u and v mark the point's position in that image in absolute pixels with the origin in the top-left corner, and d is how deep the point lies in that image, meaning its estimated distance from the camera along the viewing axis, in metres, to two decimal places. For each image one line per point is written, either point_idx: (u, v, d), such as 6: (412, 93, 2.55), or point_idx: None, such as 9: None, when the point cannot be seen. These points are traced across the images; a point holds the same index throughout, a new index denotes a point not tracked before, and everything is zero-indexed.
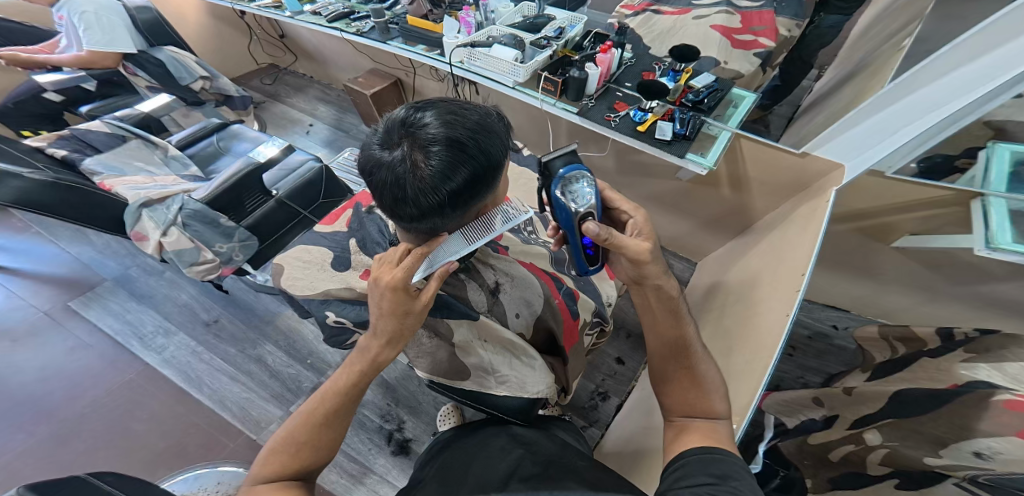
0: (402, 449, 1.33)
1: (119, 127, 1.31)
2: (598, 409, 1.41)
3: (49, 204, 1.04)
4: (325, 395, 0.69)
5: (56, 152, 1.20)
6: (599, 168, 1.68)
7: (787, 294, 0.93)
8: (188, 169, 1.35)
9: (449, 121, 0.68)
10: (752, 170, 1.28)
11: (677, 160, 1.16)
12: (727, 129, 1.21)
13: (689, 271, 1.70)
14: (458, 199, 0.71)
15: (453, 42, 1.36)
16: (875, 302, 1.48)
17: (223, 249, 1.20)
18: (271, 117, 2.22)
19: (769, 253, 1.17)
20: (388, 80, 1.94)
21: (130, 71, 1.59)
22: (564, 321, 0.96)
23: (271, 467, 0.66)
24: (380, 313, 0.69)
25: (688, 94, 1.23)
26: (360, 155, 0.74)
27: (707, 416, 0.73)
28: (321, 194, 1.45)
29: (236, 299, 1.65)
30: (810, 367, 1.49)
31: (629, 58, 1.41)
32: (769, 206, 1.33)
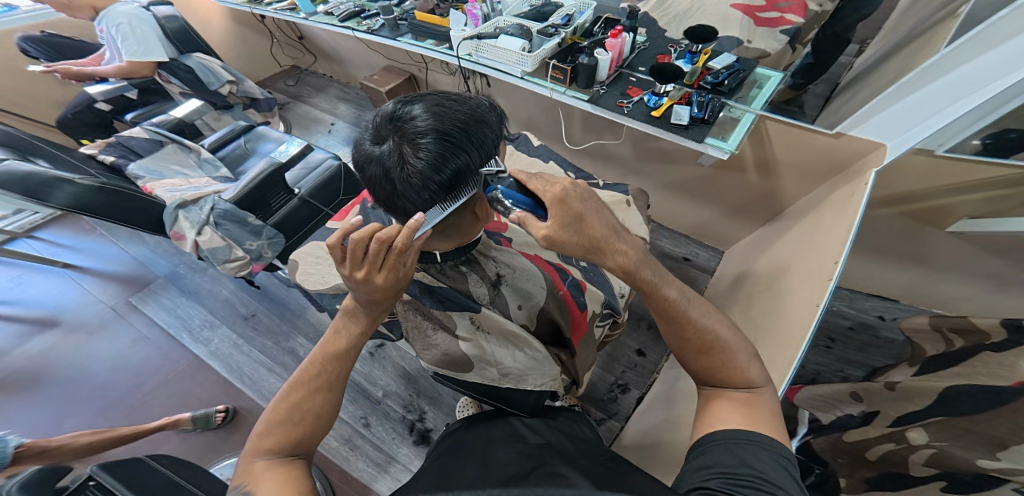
0: (423, 438, 1.37)
1: (157, 132, 1.40)
2: (618, 401, 1.39)
3: (98, 207, 1.12)
4: (322, 364, 0.70)
5: (105, 159, 1.30)
6: (615, 157, 1.62)
7: (816, 283, 0.88)
8: (219, 171, 1.42)
9: (437, 112, 0.68)
10: (779, 152, 1.20)
11: (696, 145, 1.11)
12: (750, 111, 1.14)
13: (714, 261, 1.61)
14: (449, 191, 0.71)
15: (460, 35, 1.35)
16: (927, 291, 1.36)
17: (253, 246, 1.26)
18: (295, 117, 2.30)
19: (801, 241, 1.09)
20: (401, 76, 1.98)
21: (165, 78, 1.68)
22: (569, 313, 0.95)
23: (269, 441, 0.64)
24: (371, 297, 0.69)
25: (706, 77, 1.17)
26: (353, 151, 0.75)
27: (741, 386, 0.65)
28: (341, 191, 1.51)
29: (269, 294, 1.74)
30: (852, 361, 1.40)
31: (643, 42, 1.36)
32: (802, 190, 1.24)
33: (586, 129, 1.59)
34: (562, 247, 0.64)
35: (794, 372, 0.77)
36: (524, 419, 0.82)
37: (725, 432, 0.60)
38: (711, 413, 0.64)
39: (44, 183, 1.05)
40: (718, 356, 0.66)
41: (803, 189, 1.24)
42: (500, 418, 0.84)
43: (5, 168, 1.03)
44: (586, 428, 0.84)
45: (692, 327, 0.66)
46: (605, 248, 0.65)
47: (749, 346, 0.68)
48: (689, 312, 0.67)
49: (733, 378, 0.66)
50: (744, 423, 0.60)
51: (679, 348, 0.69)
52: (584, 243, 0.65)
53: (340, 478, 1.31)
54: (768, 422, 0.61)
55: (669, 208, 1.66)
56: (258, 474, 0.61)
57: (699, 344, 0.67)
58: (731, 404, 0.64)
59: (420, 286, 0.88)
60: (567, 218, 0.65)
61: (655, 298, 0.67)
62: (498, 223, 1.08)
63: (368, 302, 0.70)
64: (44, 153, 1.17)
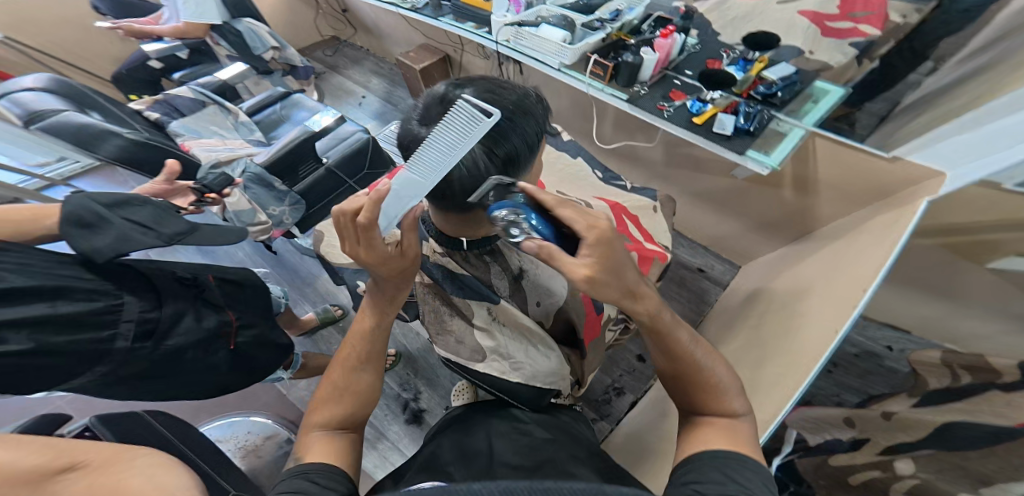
0: (415, 419, 1.44)
1: (202, 93, 1.44)
2: (612, 403, 1.44)
3: (143, 162, 1.18)
4: (353, 342, 0.71)
5: (150, 116, 1.35)
6: (644, 161, 1.61)
7: (841, 308, 0.87)
8: (254, 135, 1.47)
9: (486, 100, 0.71)
10: (822, 171, 1.16)
11: (736, 157, 1.08)
12: (801, 127, 1.11)
13: (728, 275, 1.60)
14: (489, 178, 0.73)
15: (501, 20, 1.34)
16: (942, 325, 1.33)
17: (275, 211, 1.32)
18: (329, 87, 2.33)
19: (827, 269, 1.05)
20: (436, 55, 1.97)
21: (214, 40, 1.73)
22: (586, 314, 1.01)
23: (319, 417, 0.66)
24: (384, 273, 0.69)
25: (758, 86, 1.12)
26: (399, 130, 0.78)
27: (727, 414, 0.67)
28: (368, 164, 1.53)
29: (283, 261, 1.80)
30: (850, 387, 1.43)
31: (693, 44, 1.29)
32: (837, 212, 1.21)
33: (618, 128, 1.58)
34: (598, 289, 0.59)
35: (799, 393, 0.79)
36: (528, 412, 0.85)
37: (712, 452, 0.61)
38: (696, 440, 0.65)
39: (96, 135, 1.10)
40: (707, 386, 0.68)
41: (840, 210, 1.20)
42: (502, 408, 0.86)
43: (61, 120, 1.09)
44: (586, 430, 0.88)
45: (688, 363, 0.68)
46: (640, 296, 0.64)
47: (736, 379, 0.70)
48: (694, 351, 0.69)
49: (717, 405, 0.68)
50: (727, 444, 0.62)
51: (675, 380, 0.71)
52: (624, 290, 0.61)
53: None
54: (749, 444, 0.63)
55: (693, 218, 1.64)
56: (313, 444, 0.63)
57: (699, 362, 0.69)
58: (712, 430, 0.65)
59: (443, 270, 0.91)
60: (613, 264, 0.60)
61: (666, 341, 0.68)
62: None
63: (382, 277, 0.70)
64: (94, 105, 1.21)
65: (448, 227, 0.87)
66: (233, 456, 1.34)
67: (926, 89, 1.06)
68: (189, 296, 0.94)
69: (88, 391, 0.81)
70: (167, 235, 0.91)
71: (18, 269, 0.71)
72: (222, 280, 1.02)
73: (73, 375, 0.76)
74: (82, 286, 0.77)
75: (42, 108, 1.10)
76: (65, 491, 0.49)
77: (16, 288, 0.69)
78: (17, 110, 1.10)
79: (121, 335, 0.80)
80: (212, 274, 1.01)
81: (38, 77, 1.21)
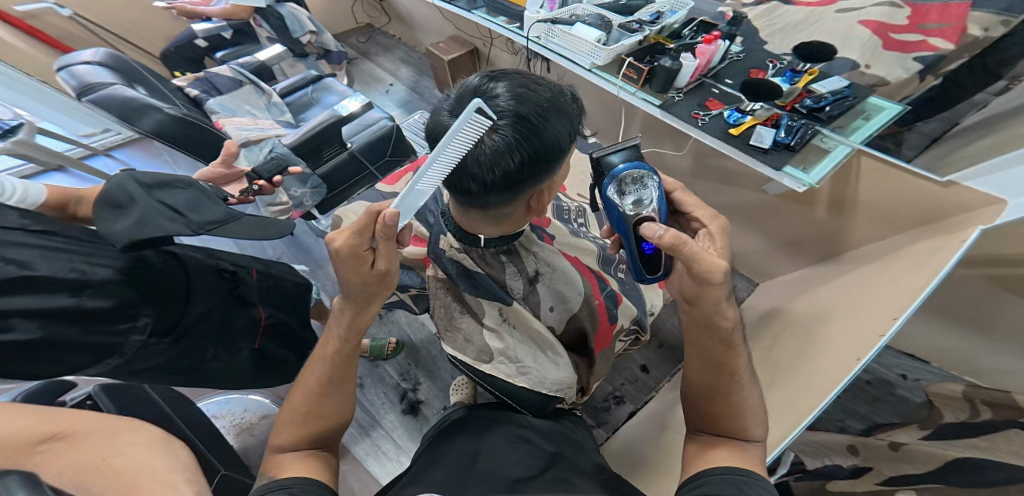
0: (412, 409, 1.45)
1: (240, 72, 1.48)
2: (609, 412, 1.43)
3: (177, 137, 1.20)
4: (317, 365, 0.69)
5: (190, 93, 1.41)
6: (668, 168, 1.58)
7: (865, 337, 0.82)
8: (284, 116, 1.48)
9: (519, 95, 0.70)
10: (863, 195, 1.02)
11: (772, 173, 0.95)
12: (846, 144, 0.96)
13: (744, 292, 1.56)
14: (515, 178, 0.72)
15: (534, 17, 1.31)
16: (967, 359, 1.25)
17: (297, 193, 1.32)
18: (359, 73, 2.34)
19: (852, 292, 1.00)
20: (465, 48, 1.95)
21: (258, 23, 1.74)
22: (598, 324, 1.01)
23: (280, 439, 0.64)
24: (357, 292, 0.66)
25: (804, 100, 1.00)
26: (429, 121, 0.78)
27: (743, 437, 0.67)
28: (390, 151, 1.52)
29: (300, 243, 1.81)
30: (855, 413, 1.34)
31: (737, 52, 1.18)
32: (870, 237, 1.08)
33: (645, 134, 1.55)
34: (709, 284, 0.70)
35: (813, 416, 0.78)
36: (532, 417, 0.87)
37: (719, 468, 0.61)
38: (704, 457, 0.66)
39: (137, 109, 1.12)
40: (725, 401, 0.69)
41: (872, 234, 1.07)
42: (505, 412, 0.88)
43: (110, 93, 1.12)
44: (588, 436, 0.89)
45: (729, 373, 0.70)
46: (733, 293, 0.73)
47: (762, 406, 0.69)
48: (736, 362, 0.70)
49: (733, 425, 0.67)
50: (737, 463, 0.62)
51: (701, 391, 0.72)
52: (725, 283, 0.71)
53: None
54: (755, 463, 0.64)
55: None
56: (281, 466, 0.61)
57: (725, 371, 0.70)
58: (720, 450, 0.66)
59: (458, 266, 0.91)
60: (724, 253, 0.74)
61: (706, 349, 0.72)
62: (544, 217, 1.10)
63: (353, 299, 0.67)
64: (140, 79, 1.25)
65: (466, 222, 0.87)
66: (225, 433, 1.36)
67: (991, 112, 1.02)
68: (221, 292, 0.93)
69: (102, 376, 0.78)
70: (195, 222, 0.85)
71: (49, 256, 0.67)
72: (263, 274, 1.05)
73: (81, 366, 0.71)
74: (108, 276, 0.72)
75: (95, 82, 1.14)
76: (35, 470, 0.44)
77: (38, 276, 0.65)
78: (74, 82, 1.14)
79: (139, 329, 0.76)
80: (254, 269, 1.04)
81: (98, 50, 1.25)
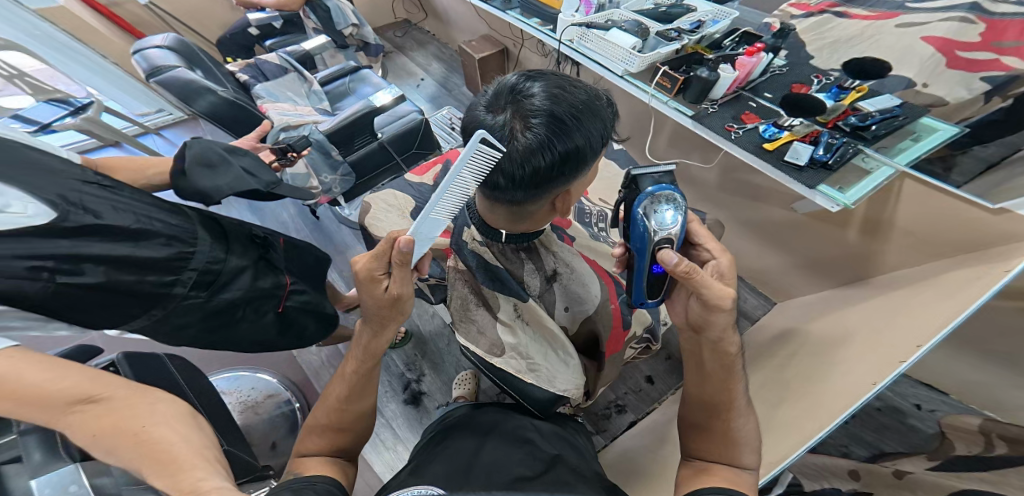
0: (413, 399, 1.44)
1: (286, 60, 1.54)
2: (610, 419, 1.41)
3: (229, 120, 1.23)
4: (338, 383, 0.68)
5: (240, 77, 1.47)
6: (694, 179, 1.57)
7: (890, 357, 0.79)
8: (322, 104, 1.50)
9: (555, 95, 0.68)
10: (900, 216, 0.97)
11: (804, 191, 0.93)
12: (891, 165, 0.91)
13: (760, 309, 1.53)
14: (545, 178, 0.71)
15: (568, 20, 1.30)
16: (990, 394, 1.20)
17: (327, 179, 1.33)
18: (393, 66, 2.36)
19: (875, 314, 0.97)
20: (496, 47, 1.96)
21: (305, 14, 1.76)
22: (613, 328, 0.98)
23: (307, 446, 0.66)
24: (374, 312, 0.65)
25: (849, 117, 0.96)
26: (465, 115, 0.77)
27: (734, 464, 0.67)
28: (417, 144, 1.52)
29: (322, 227, 1.81)
30: (862, 440, 1.31)
31: (781, 66, 1.15)
32: (901, 262, 1.04)
33: (672, 143, 1.54)
34: (712, 310, 0.69)
35: (811, 443, 0.76)
36: (537, 419, 0.85)
37: (711, 490, 0.60)
38: (700, 481, 0.65)
39: (195, 91, 1.15)
40: (721, 424, 0.70)
41: (903, 259, 1.03)
42: (509, 412, 0.86)
43: (176, 75, 1.13)
44: (588, 443, 0.88)
45: (728, 393, 0.71)
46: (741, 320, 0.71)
47: (756, 436, 0.69)
48: (737, 387, 0.71)
49: (725, 452, 0.68)
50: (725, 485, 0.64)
51: (700, 409, 0.73)
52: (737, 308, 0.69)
53: None
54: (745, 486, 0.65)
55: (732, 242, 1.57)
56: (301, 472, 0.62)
57: (721, 396, 0.71)
58: (716, 478, 0.65)
59: (479, 260, 0.90)
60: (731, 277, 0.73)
61: (710, 370, 0.73)
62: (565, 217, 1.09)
63: (370, 320, 0.66)
64: (200, 64, 1.26)
65: (489, 216, 0.86)
66: (231, 409, 1.35)
67: None
68: (254, 255, 0.94)
69: (145, 333, 0.83)
70: (265, 181, 1.01)
71: (117, 208, 0.74)
72: (290, 244, 1.09)
73: (130, 315, 0.76)
74: (164, 231, 0.78)
75: (163, 64, 1.16)
76: (82, 425, 0.46)
77: (101, 225, 0.70)
78: (144, 64, 1.17)
79: (182, 282, 0.80)
80: (283, 238, 1.09)
81: (166, 35, 1.27)
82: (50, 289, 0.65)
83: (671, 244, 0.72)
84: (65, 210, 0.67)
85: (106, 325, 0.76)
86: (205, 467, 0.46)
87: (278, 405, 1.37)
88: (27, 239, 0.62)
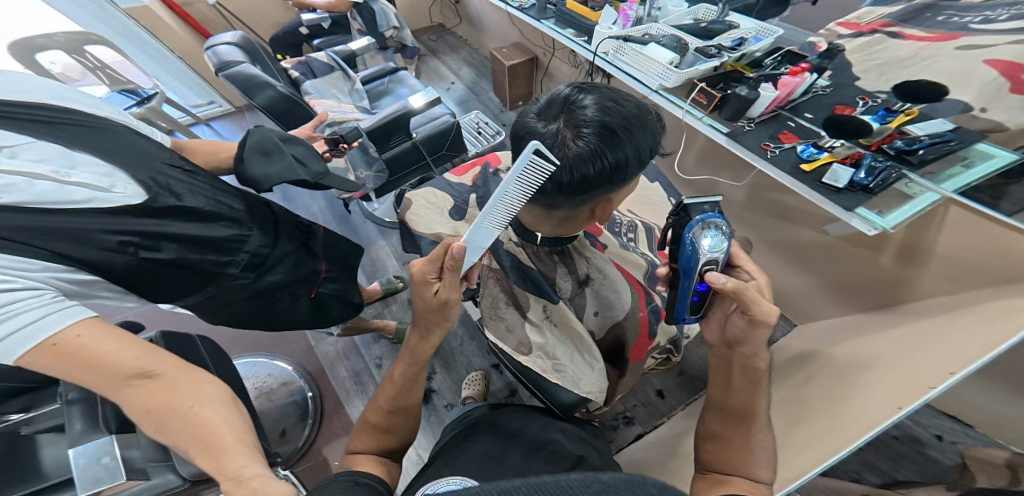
0: (424, 396, 1.43)
1: (333, 59, 1.61)
2: (617, 431, 1.39)
3: (283, 114, 1.26)
4: (389, 384, 0.70)
5: (291, 72, 1.55)
6: (721, 196, 1.57)
7: (923, 376, 0.77)
8: (362, 102, 1.52)
9: (607, 107, 0.69)
10: (936, 243, 0.96)
11: (840, 213, 0.91)
12: (936, 191, 0.89)
13: (782, 329, 1.51)
14: (593, 186, 0.71)
15: (605, 32, 1.31)
16: (1019, 428, 1.16)
17: (362, 175, 1.34)
18: (424, 69, 2.39)
19: (904, 338, 0.95)
20: (526, 56, 1.98)
21: (352, 15, 1.79)
22: (637, 335, 0.98)
23: (358, 444, 0.68)
24: (424, 315, 0.67)
25: (896, 140, 0.93)
26: (514, 122, 0.77)
27: (751, 478, 0.66)
28: (446, 146, 1.53)
29: (348, 221, 1.83)
30: (874, 467, 1.28)
31: (824, 87, 1.12)
32: (935, 291, 1.00)
33: (702, 158, 1.54)
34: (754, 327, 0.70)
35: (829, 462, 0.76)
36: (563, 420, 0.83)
37: None
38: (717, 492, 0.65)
39: (255, 85, 1.18)
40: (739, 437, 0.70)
41: (935, 289, 1.00)
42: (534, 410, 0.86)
43: (241, 70, 1.17)
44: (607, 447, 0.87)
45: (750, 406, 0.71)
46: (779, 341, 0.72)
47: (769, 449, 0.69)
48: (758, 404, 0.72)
49: (744, 466, 0.67)
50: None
51: (723, 419, 0.73)
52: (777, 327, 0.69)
53: (333, 407, 1.37)
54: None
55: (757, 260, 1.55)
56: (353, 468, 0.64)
57: (743, 405, 0.72)
58: (734, 489, 0.65)
59: (513, 260, 0.91)
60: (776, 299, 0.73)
61: (742, 383, 0.73)
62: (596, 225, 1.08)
63: (420, 323, 0.68)
64: (260, 61, 1.29)
65: (529, 221, 0.86)
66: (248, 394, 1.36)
67: None
68: (298, 241, 0.98)
69: (201, 311, 0.84)
70: (315, 171, 1.02)
71: (194, 191, 0.76)
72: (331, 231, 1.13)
73: (187, 291, 0.77)
74: (229, 215, 0.80)
75: (229, 59, 1.19)
76: (135, 401, 0.48)
77: (180, 206, 0.72)
78: (212, 59, 1.20)
79: (236, 263, 0.81)
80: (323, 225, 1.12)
81: (233, 33, 1.30)
82: (132, 263, 0.66)
83: (716, 266, 0.72)
84: (156, 192, 0.69)
85: (161, 300, 0.76)
86: (246, 453, 0.49)
87: (291, 393, 1.37)
88: (121, 217, 0.65)
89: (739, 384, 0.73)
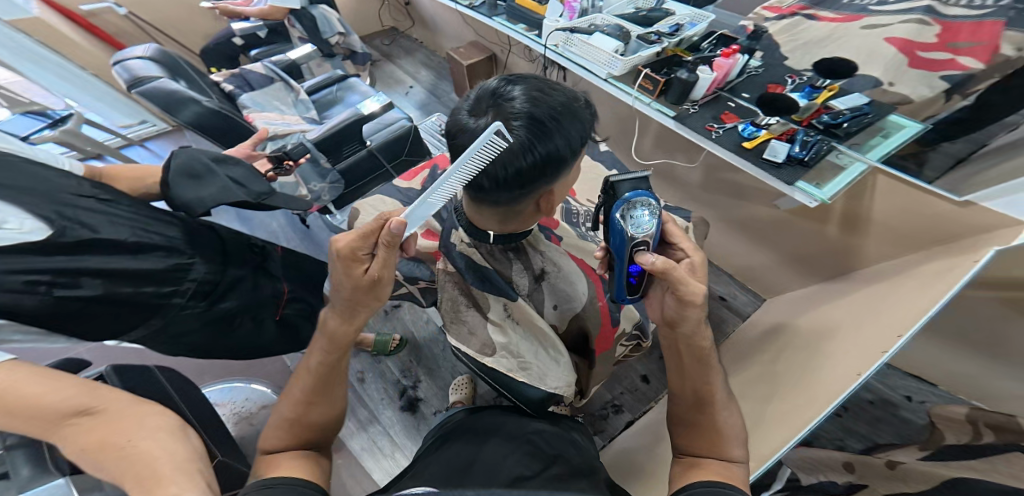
0: (410, 406, 1.44)
1: (271, 70, 1.57)
2: (608, 420, 1.42)
3: (213, 127, 1.24)
4: (307, 374, 0.65)
5: (225, 87, 1.50)
6: (680, 180, 1.59)
7: (870, 348, 0.79)
8: (309, 112, 1.52)
9: (534, 98, 0.70)
10: (876, 211, 1.00)
11: (783, 188, 0.94)
12: (863, 161, 0.93)
13: (750, 306, 1.54)
14: (528, 178, 0.72)
15: (554, 25, 1.32)
16: (975, 383, 1.21)
17: (316, 187, 1.34)
18: (382, 75, 2.37)
19: (856, 307, 0.98)
20: (484, 54, 1.97)
21: (291, 23, 1.80)
22: (602, 325, 1.00)
23: (268, 443, 0.59)
24: (349, 294, 0.64)
25: (822, 115, 0.96)
26: (448, 120, 0.78)
27: (724, 457, 0.66)
28: (406, 150, 1.54)
29: (312, 235, 1.82)
30: (854, 432, 1.32)
31: (756, 67, 1.13)
32: (883, 254, 1.07)
33: (658, 144, 1.56)
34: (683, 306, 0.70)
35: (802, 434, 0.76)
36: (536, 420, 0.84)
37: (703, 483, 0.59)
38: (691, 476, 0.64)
39: (179, 100, 1.17)
40: (707, 416, 0.70)
41: (885, 252, 1.06)
42: (511, 411, 0.88)
43: (160, 86, 1.15)
44: (585, 439, 0.88)
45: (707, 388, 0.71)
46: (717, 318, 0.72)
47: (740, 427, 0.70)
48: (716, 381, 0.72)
49: (716, 448, 0.67)
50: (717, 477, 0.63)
51: (687, 403, 0.73)
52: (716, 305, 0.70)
53: None
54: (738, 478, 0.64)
55: (721, 240, 1.58)
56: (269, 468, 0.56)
57: (699, 386, 0.72)
58: (707, 472, 0.64)
59: (467, 261, 0.91)
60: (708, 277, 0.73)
61: (699, 364, 0.73)
62: (553, 219, 1.12)
63: (345, 302, 0.65)
64: (183, 75, 1.28)
65: (476, 217, 0.86)
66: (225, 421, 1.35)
67: None
68: (252, 264, 0.99)
69: (150, 341, 0.84)
70: (256, 192, 1.01)
71: (114, 222, 0.74)
72: (288, 251, 1.13)
73: (132, 324, 0.78)
74: (162, 244, 0.80)
75: (145, 74, 1.18)
76: (69, 441, 0.48)
77: (99, 239, 0.71)
78: (126, 74, 1.19)
79: (181, 293, 0.82)
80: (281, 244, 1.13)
81: (147, 47, 1.28)
82: (47, 302, 0.65)
83: (648, 245, 0.74)
84: (61, 226, 0.67)
85: (103, 336, 0.76)
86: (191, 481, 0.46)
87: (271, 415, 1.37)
88: (24, 255, 0.63)
89: (699, 365, 0.72)
